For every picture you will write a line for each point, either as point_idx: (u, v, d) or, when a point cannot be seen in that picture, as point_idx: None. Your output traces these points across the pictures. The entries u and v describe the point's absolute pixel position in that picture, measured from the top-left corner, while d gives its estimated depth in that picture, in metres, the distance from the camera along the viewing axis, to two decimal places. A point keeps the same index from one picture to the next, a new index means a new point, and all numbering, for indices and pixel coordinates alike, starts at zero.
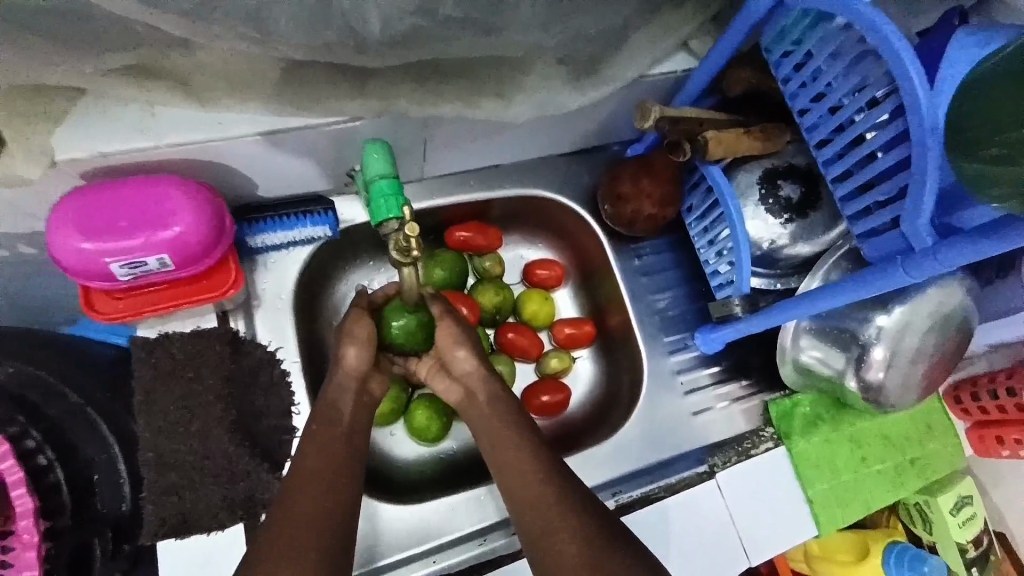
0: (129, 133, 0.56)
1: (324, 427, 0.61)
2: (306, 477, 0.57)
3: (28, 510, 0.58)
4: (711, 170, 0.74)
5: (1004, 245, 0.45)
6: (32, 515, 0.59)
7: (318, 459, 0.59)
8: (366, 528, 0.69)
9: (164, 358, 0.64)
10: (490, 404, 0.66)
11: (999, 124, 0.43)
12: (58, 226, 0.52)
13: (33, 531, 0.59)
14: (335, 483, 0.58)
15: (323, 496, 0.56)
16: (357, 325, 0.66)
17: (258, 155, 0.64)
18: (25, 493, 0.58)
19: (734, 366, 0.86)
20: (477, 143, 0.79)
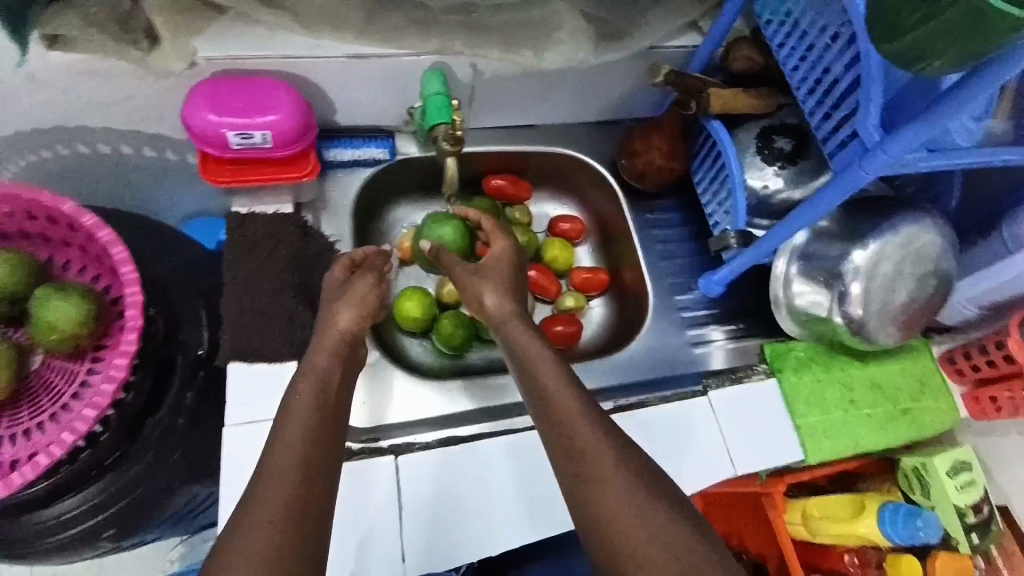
0: (250, 46, 0.73)
1: (314, 394, 0.60)
2: (290, 447, 0.56)
3: (137, 302, 0.66)
4: (713, 124, 0.86)
5: (935, 123, 0.55)
6: (139, 307, 0.66)
7: (303, 427, 0.57)
8: (382, 394, 0.80)
9: (250, 228, 0.79)
10: (522, 334, 0.69)
11: (900, 15, 0.53)
12: (193, 103, 0.69)
13: (138, 318, 0.66)
14: (313, 450, 0.56)
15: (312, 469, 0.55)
16: (358, 288, 0.71)
17: (341, 77, 0.80)
18: (136, 290, 0.66)
19: (733, 312, 0.95)
20: (515, 102, 0.94)
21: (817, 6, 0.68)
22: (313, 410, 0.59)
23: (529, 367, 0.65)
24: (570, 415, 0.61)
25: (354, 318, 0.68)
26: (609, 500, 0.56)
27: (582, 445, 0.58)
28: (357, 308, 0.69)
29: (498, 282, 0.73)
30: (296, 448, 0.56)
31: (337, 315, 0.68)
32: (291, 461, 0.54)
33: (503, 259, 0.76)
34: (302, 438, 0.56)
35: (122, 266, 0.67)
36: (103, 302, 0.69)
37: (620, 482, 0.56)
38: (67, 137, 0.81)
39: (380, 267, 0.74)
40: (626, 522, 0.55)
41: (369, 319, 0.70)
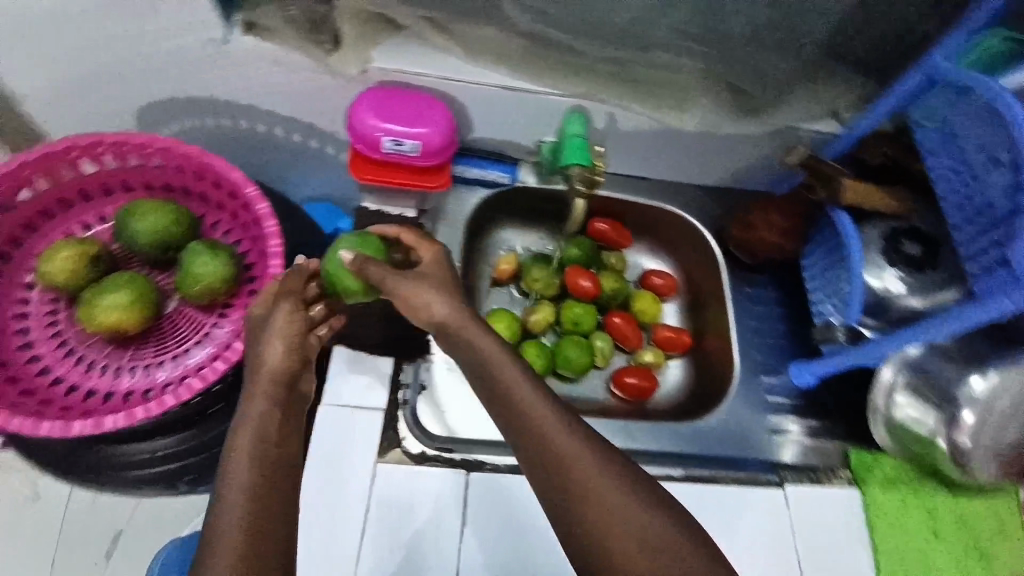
0: (417, 62, 0.79)
1: (258, 440, 0.54)
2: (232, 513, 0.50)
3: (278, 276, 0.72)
4: (839, 214, 0.83)
5: None
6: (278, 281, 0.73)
7: (251, 474, 0.52)
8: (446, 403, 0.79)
9: (377, 225, 0.86)
10: (489, 348, 0.61)
11: None
12: (360, 106, 0.75)
13: None
14: (262, 507, 0.51)
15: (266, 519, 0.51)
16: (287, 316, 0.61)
17: (486, 102, 0.84)
18: (279, 265, 0.73)
19: (820, 405, 0.91)
20: (635, 154, 0.96)
21: (980, 120, 0.67)
22: (255, 461, 0.53)
23: (500, 387, 0.59)
24: (554, 441, 0.56)
25: (287, 348, 0.59)
26: (611, 535, 0.53)
27: (574, 479, 0.55)
28: (283, 337, 0.59)
29: (435, 284, 0.64)
30: (246, 497, 0.51)
31: (265, 350, 0.59)
32: (234, 529, 0.49)
33: (435, 266, 0.67)
34: (245, 501, 0.50)
35: (271, 240, 0.73)
36: (243, 268, 0.75)
37: (620, 519, 0.53)
38: (233, 112, 0.90)
39: (299, 290, 0.65)
40: (608, 547, 0.53)
41: (304, 352, 0.60)
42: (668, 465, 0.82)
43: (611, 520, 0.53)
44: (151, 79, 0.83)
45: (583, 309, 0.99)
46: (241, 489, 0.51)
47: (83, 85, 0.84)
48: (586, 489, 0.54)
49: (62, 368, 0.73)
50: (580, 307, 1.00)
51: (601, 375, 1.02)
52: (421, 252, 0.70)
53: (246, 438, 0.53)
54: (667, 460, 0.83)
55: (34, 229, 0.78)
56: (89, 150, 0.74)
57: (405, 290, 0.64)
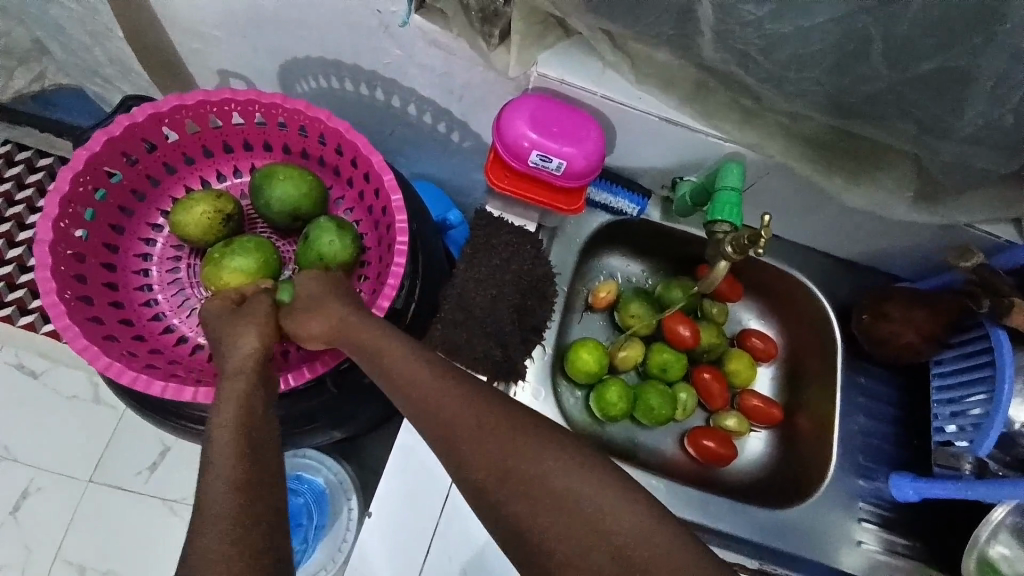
0: (584, 76, 0.75)
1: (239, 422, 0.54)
2: (215, 496, 0.49)
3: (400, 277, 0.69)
4: (998, 333, 0.76)
5: None
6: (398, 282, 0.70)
7: (235, 458, 0.51)
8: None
9: (493, 232, 0.82)
10: (417, 360, 0.59)
11: None
12: (515, 111, 0.71)
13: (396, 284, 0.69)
14: (244, 491, 0.49)
15: (252, 502, 0.49)
16: (258, 312, 0.63)
17: (640, 131, 0.80)
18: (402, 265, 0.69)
19: (912, 523, 0.84)
20: (776, 209, 0.91)
21: None
22: (235, 443, 0.52)
23: (425, 403, 0.57)
24: (528, 437, 0.55)
25: (262, 338, 0.61)
26: (609, 531, 0.51)
27: (556, 478, 0.53)
28: (258, 328, 0.62)
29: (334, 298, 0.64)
30: (234, 482, 0.50)
31: (237, 345, 0.60)
32: (224, 508, 0.48)
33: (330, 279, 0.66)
34: (227, 484, 0.50)
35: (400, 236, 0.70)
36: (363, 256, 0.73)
37: (613, 517, 0.51)
38: (378, 84, 0.89)
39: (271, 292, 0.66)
40: (572, 533, 0.51)
41: (272, 334, 0.62)
42: (743, 553, 0.79)
43: (608, 519, 0.51)
44: (308, 34, 0.82)
45: (675, 357, 0.94)
46: (225, 472, 0.50)
47: (246, 25, 0.84)
48: (569, 493, 0.52)
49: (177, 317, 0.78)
50: (671, 354, 0.94)
51: (676, 427, 0.97)
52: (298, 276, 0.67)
53: (227, 421, 0.54)
54: (742, 545, 0.80)
55: (173, 171, 0.80)
56: (240, 107, 0.72)
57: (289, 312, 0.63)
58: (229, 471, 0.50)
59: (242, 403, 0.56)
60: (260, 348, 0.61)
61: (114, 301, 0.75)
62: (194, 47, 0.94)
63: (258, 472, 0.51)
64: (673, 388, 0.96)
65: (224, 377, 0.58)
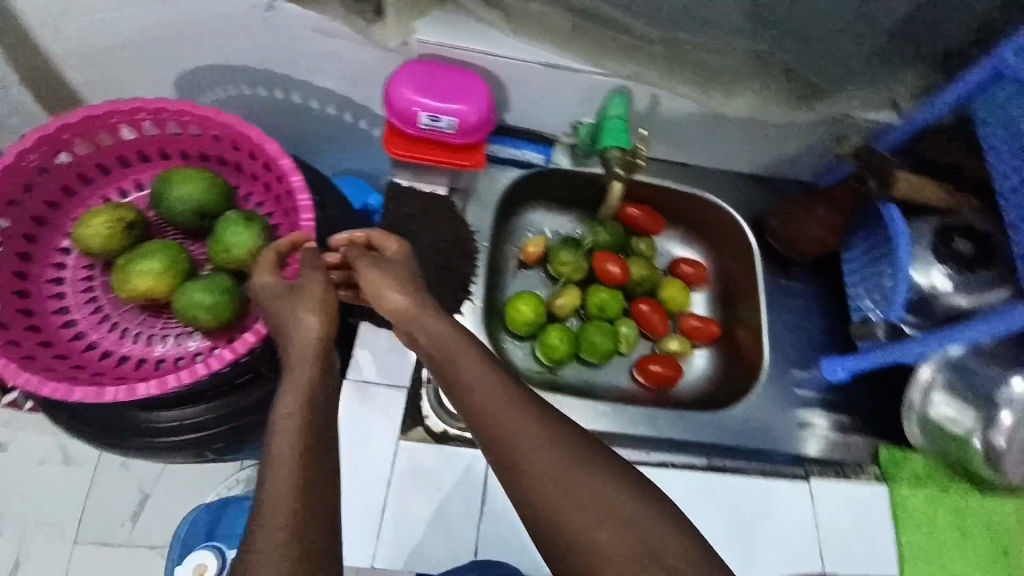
0: (462, 37, 0.77)
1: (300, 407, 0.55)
2: (282, 471, 0.51)
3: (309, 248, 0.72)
4: (890, 207, 0.81)
5: None
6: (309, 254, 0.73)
7: (296, 449, 0.53)
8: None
9: (408, 202, 0.84)
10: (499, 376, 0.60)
11: None
12: (399, 78, 0.74)
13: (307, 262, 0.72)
14: (307, 469, 0.52)
15: (310, 496, 0.51)
16: (309, 289, 0.63)
17: (529, 82, 0.83)
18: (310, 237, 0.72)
19: (850, 403, 0.88)
20: (684, 134, 0.93)
21: None
22: (300, 427, 0.54)
23: (503, 415, 0.57)
24: (598, 468, 0.55)
25: (322, 327, 0.61)
26: (666, 562, 0.51)
27: (623, 507, 0.54)
28: (318, 310, 0.61)
29: (398, 278, 0.64)
30: (294, 475, 0.51)
31: (300, 322, 0.61)
32: (287, 499, 0.50)
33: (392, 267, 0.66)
34: (288, 463, 0.52)
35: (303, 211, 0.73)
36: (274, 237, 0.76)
37: (678, 550, 0.52)
38: (275, 83, 0.90)
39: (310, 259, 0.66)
40: (587, 522, 0.53)
41: (331, 321, 0.62)
42: (692, 454, 0.81)
43: (666, 550, 0.52)
44: (198, 44, 0.84)
45: (610, 295, 0.98)
46: (289, 460, 0.52)
47: (135, 46, 0.86)
48: (626, 513, 0.53)
49: (97, 335, 0.78)
50: (604, 292, 0.98)
51: (624, 361, 1.01)
52: (387, 246, 0.68)
53: (288, 406, 0.55)
54: (690, 447, 0.82)
55: (74, 194, 0.81)
56: (128, 117, 0.75)
57: (366, 283, 0.64)
58: (290, 451, 0.53)
59: (301, 388, 0.56)
60: (323, 332, 0.61)
61: (29, 328, 0.75)
62: (88, 80, 0.94)
63: (320, 452, 0.54)
64: (614, 324, 1.00)
65: (287, 359, 0.58)
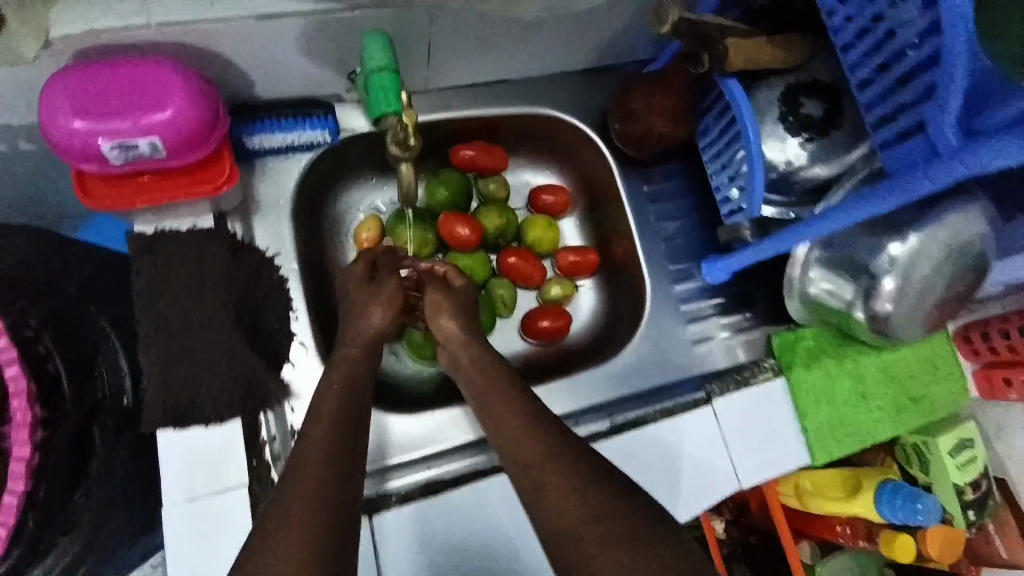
0: (121, 10, 0.52)
1: (344, 387, 0.58)
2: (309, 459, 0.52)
3: (20, 390, 0.55)
4: (729, 82, 0.69)
5: None
6: (24, 396, 0.56)
7: (326, 437, 0.54)
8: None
9: (163, 251, 0.63)
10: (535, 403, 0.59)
11: None
12: (51, 104, 0.51)
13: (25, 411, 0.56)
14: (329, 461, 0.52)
15: (325, 483, 0.51)
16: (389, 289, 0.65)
17: (253, 45, 0.60)
18: (17, 374, 0.55)
19: (738, 299, 0.84)
20: (489, 49, 0.74)
21: None
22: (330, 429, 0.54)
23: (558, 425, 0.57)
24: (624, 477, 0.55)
25: (384, 318, 0.64)
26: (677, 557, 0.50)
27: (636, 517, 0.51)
28: (385, 303, 0.64)
29: (461, 311, 0.66)
30: (315, 450, 0.52)
31: (366, 314, 0.64)
32: (311, 468, 0.51)
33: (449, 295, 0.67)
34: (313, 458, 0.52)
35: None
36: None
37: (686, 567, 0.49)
38: None
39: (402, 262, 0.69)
40: (591, 541, 0.50)
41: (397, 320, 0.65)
42: (593, 421, 0.76)
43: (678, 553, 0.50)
44: None
45: (469, 259, 0.86)
46: (324, 439, 0.53)
47: None
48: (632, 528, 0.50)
49: None
50: (460, 259, 0.85)
51: (510, 322, 0.91)
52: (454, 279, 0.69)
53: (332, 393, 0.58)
54: (590, 412, 0.77)
55: None
56: None
57: (428, 305, 0.67)
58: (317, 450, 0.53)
59: (346, 369, 0.60)
60: (388, 325, 0.64)
61: None
62: None
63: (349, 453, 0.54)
64: (488, 288, 0.88)
65: (350, 332, 0.63)
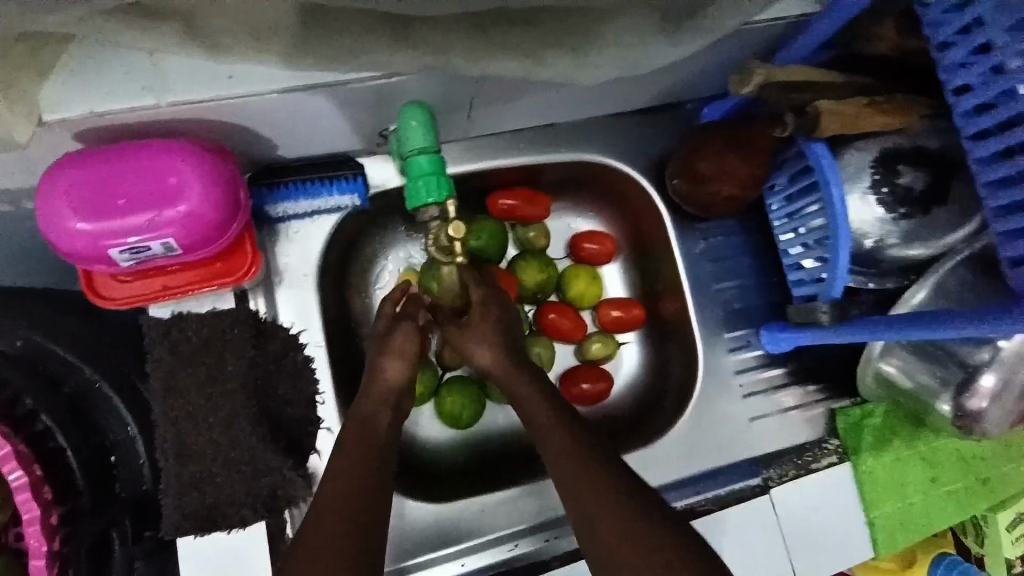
0: (127, 88, 0.46)
1: (354, 440, 0.54)
2: (336, 496, 0.51)
3: (36, 514, 0.53)
4: (816, 147, 0.60)
5: None
6: (41, 520, 0.53)
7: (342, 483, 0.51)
8: (391, 524, 0.65)
9: (180, 340, 0.58)
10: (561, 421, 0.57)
11: None
12: (54, 205, 0.45)
13: (41, 536, 0.53)
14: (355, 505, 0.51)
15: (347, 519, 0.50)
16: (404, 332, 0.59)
17: (274, 113, 0.53)
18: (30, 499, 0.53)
19: (801, 370, 0.77)
20: (541, 96, 0.65)
21: None
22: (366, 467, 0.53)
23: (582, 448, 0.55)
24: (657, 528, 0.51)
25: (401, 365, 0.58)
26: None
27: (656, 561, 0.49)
28: (401, 353, 0.58)
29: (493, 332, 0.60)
30: (335, 497, 0.51)
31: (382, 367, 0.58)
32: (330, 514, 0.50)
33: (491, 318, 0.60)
34: (340, 493, 0.51)
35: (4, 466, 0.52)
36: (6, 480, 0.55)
37: None
38: None
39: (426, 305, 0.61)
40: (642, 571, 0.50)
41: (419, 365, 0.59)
42: None
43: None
44: None
45: None
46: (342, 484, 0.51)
47: None
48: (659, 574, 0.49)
49: None
50: None
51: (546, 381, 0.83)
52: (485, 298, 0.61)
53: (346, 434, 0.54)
54: None
55: None
56: None
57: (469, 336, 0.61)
58: (343, 481, 0.51)
59: (363, 417, 0.55)
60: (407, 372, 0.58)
61: None
62: None
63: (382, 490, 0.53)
64: (523, 345, 0.80)
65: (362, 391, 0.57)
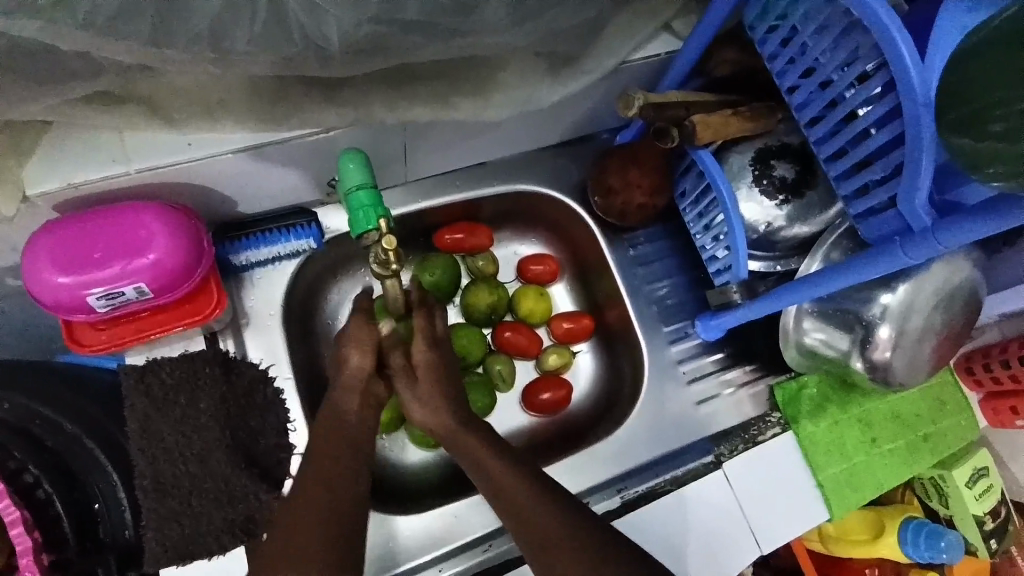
0: (100, 161, 0.54)
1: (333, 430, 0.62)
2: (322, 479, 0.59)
3: (28, 548, 0.56)
4: (700, 153, 0.70)
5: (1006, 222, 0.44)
6: (33, 552, 0.57)
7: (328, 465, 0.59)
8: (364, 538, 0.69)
9: (156, 384, 0.64)
10: None
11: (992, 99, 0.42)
12: (36, 264, 0.52)
13: (35, 568, 0.57)
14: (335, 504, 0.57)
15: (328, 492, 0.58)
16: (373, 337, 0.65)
17: (228, 172, 0.61)
18: (24, 531, 0.56)
19: (737, 352, 0.85)
20: (463, 139, 0.75)
21: (836, 30, 0.52)
22: None
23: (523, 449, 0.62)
24: None
25: (364, 360, 0.63)
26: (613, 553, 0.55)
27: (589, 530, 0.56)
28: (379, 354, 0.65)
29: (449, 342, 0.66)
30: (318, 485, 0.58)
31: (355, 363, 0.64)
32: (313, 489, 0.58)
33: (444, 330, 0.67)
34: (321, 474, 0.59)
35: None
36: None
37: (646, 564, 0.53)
38: None
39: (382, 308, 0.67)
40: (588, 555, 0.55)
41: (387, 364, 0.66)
42: (605, 497, 0.76)
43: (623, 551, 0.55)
44: None
45: (466, 338, 0.83)
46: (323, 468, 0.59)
47: None
48: None
49: None
50: (457, 342, 0.83)
51: (511, 396, 0.88)
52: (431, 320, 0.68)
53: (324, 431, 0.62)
54: (600, 488, 0.77)
55: None
56: None
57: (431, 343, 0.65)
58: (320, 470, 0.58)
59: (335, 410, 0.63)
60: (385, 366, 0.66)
61: None
62: None
63: None
64: (485, 365, 0.85)
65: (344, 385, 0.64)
